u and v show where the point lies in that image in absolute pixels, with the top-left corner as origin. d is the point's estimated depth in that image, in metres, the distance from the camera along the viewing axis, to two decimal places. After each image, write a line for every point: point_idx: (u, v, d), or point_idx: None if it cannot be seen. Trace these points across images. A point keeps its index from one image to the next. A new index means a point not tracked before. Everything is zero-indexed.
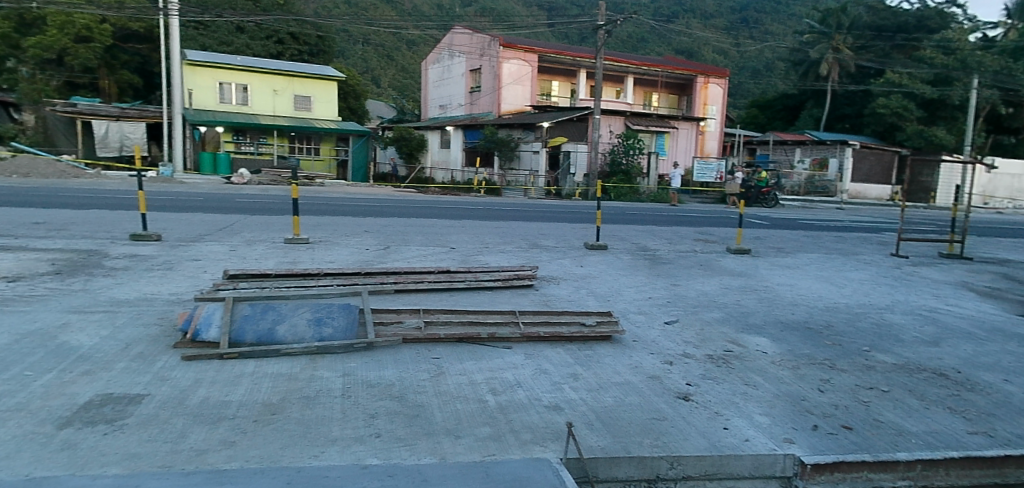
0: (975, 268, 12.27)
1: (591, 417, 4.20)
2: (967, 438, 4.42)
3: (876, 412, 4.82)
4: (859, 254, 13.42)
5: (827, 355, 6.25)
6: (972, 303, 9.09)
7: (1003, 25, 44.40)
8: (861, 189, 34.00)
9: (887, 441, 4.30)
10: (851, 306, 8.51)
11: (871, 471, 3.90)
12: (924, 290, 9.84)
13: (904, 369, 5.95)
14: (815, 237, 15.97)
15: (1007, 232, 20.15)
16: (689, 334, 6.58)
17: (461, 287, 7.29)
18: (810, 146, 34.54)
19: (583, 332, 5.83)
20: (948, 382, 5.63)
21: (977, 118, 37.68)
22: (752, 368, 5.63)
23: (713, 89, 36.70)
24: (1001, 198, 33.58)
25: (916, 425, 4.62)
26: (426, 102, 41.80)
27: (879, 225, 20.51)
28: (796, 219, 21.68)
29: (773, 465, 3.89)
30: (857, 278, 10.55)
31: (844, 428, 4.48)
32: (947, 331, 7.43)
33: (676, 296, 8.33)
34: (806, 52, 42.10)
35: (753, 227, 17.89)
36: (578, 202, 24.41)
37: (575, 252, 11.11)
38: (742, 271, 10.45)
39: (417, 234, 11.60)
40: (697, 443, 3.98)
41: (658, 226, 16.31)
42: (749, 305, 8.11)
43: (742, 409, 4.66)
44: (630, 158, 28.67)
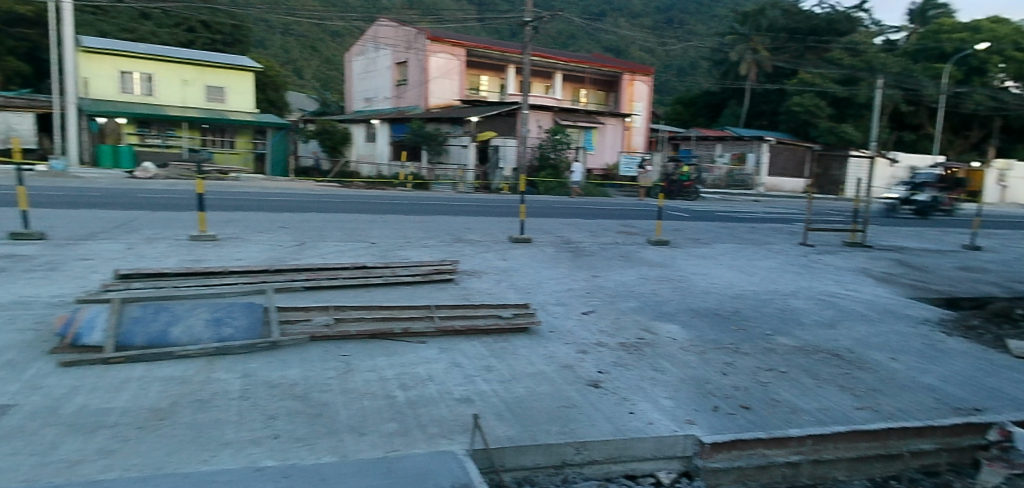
0: (874, 255, 13.18)
1: (502, 408, 4.23)
2: (853, 413, 4.74)
3: (773, 392, 5.09)
4: (770, 243, 14.13)
5: (732, 339, 6.56)
6: (868, 288, 9.76)
7: (904, 29, 47.38)
8: (779, 183, 35.55)
9: (780, 418, 4.55)
10: (758, 292, 8.95)
11: (766, 447, 4.10)
12: (826, 276, 10.48)
13: (802, 350, 6.32)
14: (732, 228, 16.66)
15: (907, 221, 21.56)
16: (605, 324, 6.73)
17: (378, 283, 7.18)
18: (730, 142, 36.05)
19: (500, 324, 5.86)
20: (841, 362, 6.02)
21: (882, 116, 40.22)
22: (661, 354, 5.84)
23: (638, 86, 37.55)
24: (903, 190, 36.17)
25: (809, 402, 4.91)
26: (351, 94, 40.83)
27: (792, 216, 21.60)
28: (716, 212, 22.52)
29: (675, 446, 4.05)
30: (766, 265, 11.14)
31: (742, 408, 4.71)
32: (844, 315, 7.94)
33: (594, 287, 8.51)
34: (726, 52, 43.81)
35: (675, 219, 18.45)
36: (504, 196, 24.46)
37: (498, 246, 11.14)
38: (661, 262, 10.80)
39: (336, 229, 11.33)
40: (603, 428, 4.08)
41: (581, 219, 16.61)
42: (663, 294, 8.39)
43: (649, 393, 4.82)
44: (558, 153, 29.00)
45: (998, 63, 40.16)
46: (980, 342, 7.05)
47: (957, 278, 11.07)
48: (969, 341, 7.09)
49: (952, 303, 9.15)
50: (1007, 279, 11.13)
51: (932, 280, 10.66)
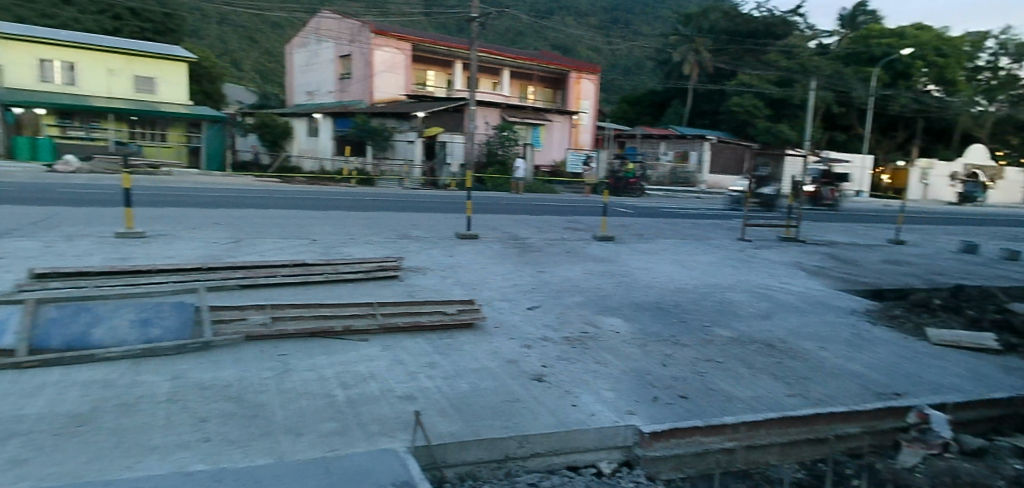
0: (807, 250, 13.73)
1: (444, 404, 4.20)
2: (785, 400, 4.93)
3: (710, 382, 5.24)
4: (711, 238, 14.54)
5: (673, 331, 6.72)
6: (801, 280, 10.17)
7: (836, 34, 49.45)
8: (721, 180, 36.34)
9: (716, 407, 4.70)
10: (698, 286, 9.20)
11: (703, 435, 4.22)
12: (762, 270, 10.86)
13: (739, 341, 6.53)
14: (674, 224, 17.05)
15: (838, 218, 22.51)
16: (550, 318, 6.79)
17: (318, 280, 7.02)
18: (674, 140, 36.77)
19: (444, 320, 5.82)
20: (774, 351, 6.26)
21: (816, 117, 41.80)
22: (604, 347, 5.92)
23: (585, 85, 37.89)
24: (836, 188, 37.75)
25: (743, 391, 5.08)
26: (292, 88, 39.74)
27: (731, 213, 22.24)
28: (659, 208, 22.96)
29: (616, 436, 4.11)
30: (706, 260, 11.46)
31: (681, 398, 4.83)
32: (777, 306, 8.25)
33: (540, 282, 8.56)
34: (670, 53, 44.75)
35: (620, 215, 18.73)
36: (451, 193, 24.28)
37: (444, 242, 11.06)
38: (605, 257, 10.95)
39: (276, 226, 11.01)
40: (546, 421, 4.11)
41: (528, 215, 16.66)
42: (607, 289, 8.51)
43: (591, 385, 4.88)
44: (506, 149, 28.96)
45: (921, 68, 42.35)
46: (902, 330, 7.45)
47: (883, 270, 11.64)
48: (892, 329, 7.48)
49: (878, 294, 9.63)
50: (928, 271, 11.78)
51: (859, 273, 11.18)
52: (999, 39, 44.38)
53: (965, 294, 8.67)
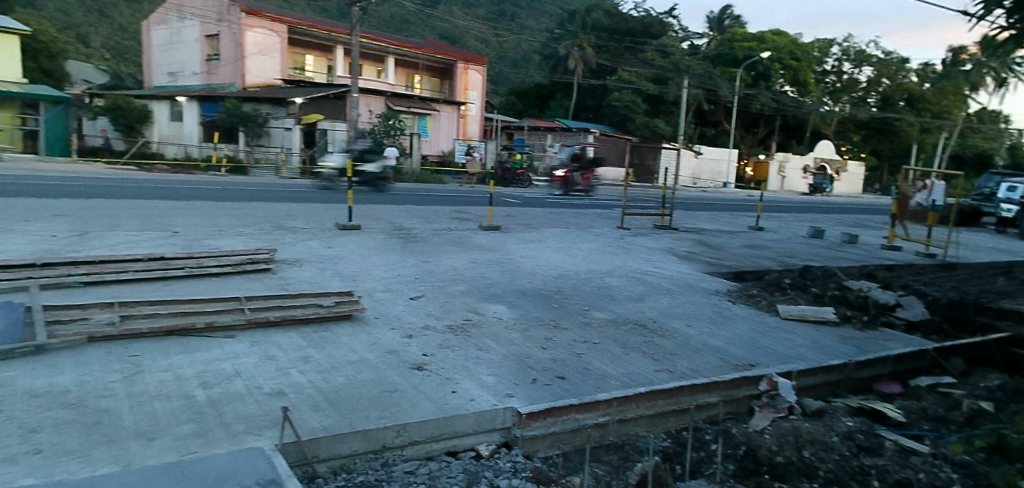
0: (680, 237, 14.59)
1: (318, 398, 4.04)
2: (654, 376, 5.22)
3: (586, 362, 5.45)
4: (592, 227, 15.05)
5: (553, 315, 6.91)
6: (673, 265, 10.82)
7: (706, 36, 52.68)
8: (609, 170, 37.61)
9: (591, 385, 4.88)
10: (579, 272, 9.52)
11: (578, 412, 4.38)
12: (639, 256, 11.42)
13: (614, 323, 6.83)
14: (559, 214, 17.45)
15: (709, 207, 24.09)
16: (432, 307, 6.74)
17: (179, 275, 6.54)
18: (559, 132, 37.67)
19: (320, 313, 5.59)
20: (645, 331, 6.60)
21: (688, 112, 44.32)
22: (486, 334, 5.96)
23: (472, 76, 37.68)
24: (707, 180, 40.44)
25: (616, 369, 5.32)
26: (150, 68, 36.55)
27: (612, 203, 23.09)
28: (545, 199, 23.38)
29: (495, 418, 4.17)
30: (587, 247, 11.85)
31: (558, 378, 4.97)
32: (651, 289, 8.71)
33: (424, 272, 8.48)
34: (555, 47, 45.66)
35: (506, 205, 18.92)
36: (332, 183, 23.36)
37: (323, 233, 10.66)
38: (491, 246, 11.04)
39: (132, 217, 10.11)
40: (425, 408, 4.07)
41: (414, 206, 16.39)
42: (492, 277, 8.58)
43: (472, 372, 4.90)
44: (392, 139, 28.42)
45: (778, 70, 46.17)
46: (757, 307, 8.13)
47: (745, 254, 12.61)
48: (749, 307, 8.15)
49: (739, 275, 10.43)
50: (783, 254, 12.91)
51: (724, 257, 12.04)
52: (842, 46, 49.43)
53: (811, 274, 9.61)
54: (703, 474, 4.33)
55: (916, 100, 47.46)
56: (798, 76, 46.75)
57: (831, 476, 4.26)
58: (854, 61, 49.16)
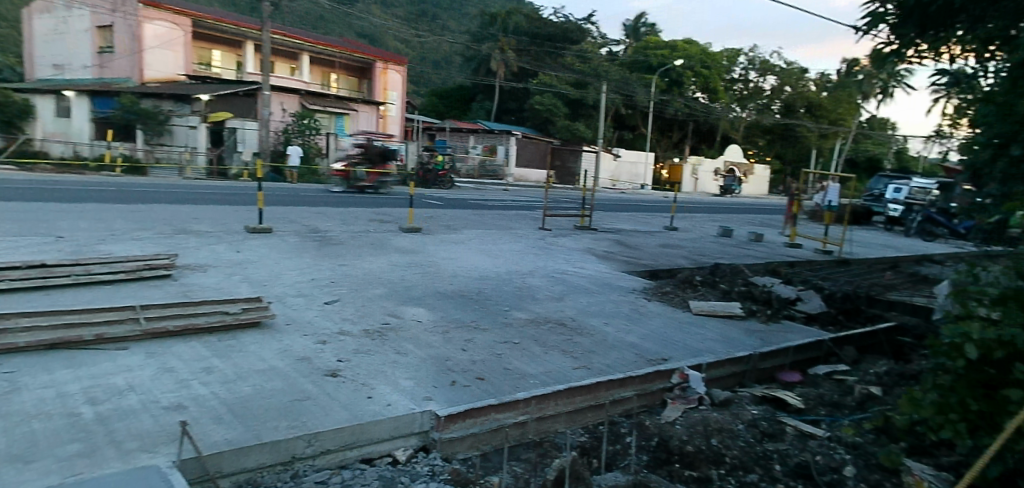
0: (599, 237, 14.90)
1: (222, 411, 3.82)
2: (572, 373, 5.30)
3: (505, 361, 5.46)
4: (514, 228, 15.11)
5: (473, 317, 6.88)
6: (591, 264, 11.04)
7: (624, 42, 53.93)
8: (529, 171, 38.11)
9: (511, 384, 4.89)
10: (500, 273, 9.52)
11: (496, 412, 4.39)
12: (560, 256, 11.58)
13: (533, 322, 6.88)
14: (481, 215, 17.42)
15: (627, 208, 24.78)
16: (349, 312, 6.55)
17: (65, 283, 6.06)
18: (482, 134, 37.45)
19: (225, 321, 5.31)
20: (565, 329, 6.69)
21: (608, 116, 45.35)
22: (404, 337, 5.86)
23: (392, 76, 37.01)
24: (625, 182, 41.59)
25: (536, 368, 5.35)
26: (34, 59, 33.68)
27: (534, 204, 23.27)
28: (467, 200, 23.27)
29: (412, 423, 4.10)
30: (509, 248, 11.88)
31: (478, 379, 4.95)
32: (570, 289, 8.84)
33: (339, 276, 8.23)
34: (476, 49, 45.63)
35: (427, 206, 18.69)
36: (242, 184, 22.36)
37: (231, 237, 10.15)
38: (411, 248, 10.86)
39: (11, 222, 9.27)
40: (339, 415, 3.95)
41: (331, 208, 15.89)
42: (411, 279, 8.44)
43: (389, 376, 4.79)
44: (307, 138, 27.60)
45: (690, 77, 48.15)
46: (671, 304, 8.41)
47: (659, 253, 13.02)
48: (663, 304, 8.42)
49: (654, 274, 10.76)
50: (695, 253, 13.44)
51: (641, 257, 12.38)
52: (748, 56, 52.03)
53: (720, 272, 10.04)
54: (618, 466, 4.42)
55: (815, 107, 50.67)
56: (708, 83, 48.85)
57: (738, 462, 4.47)
58: (759, 70, 51.86)
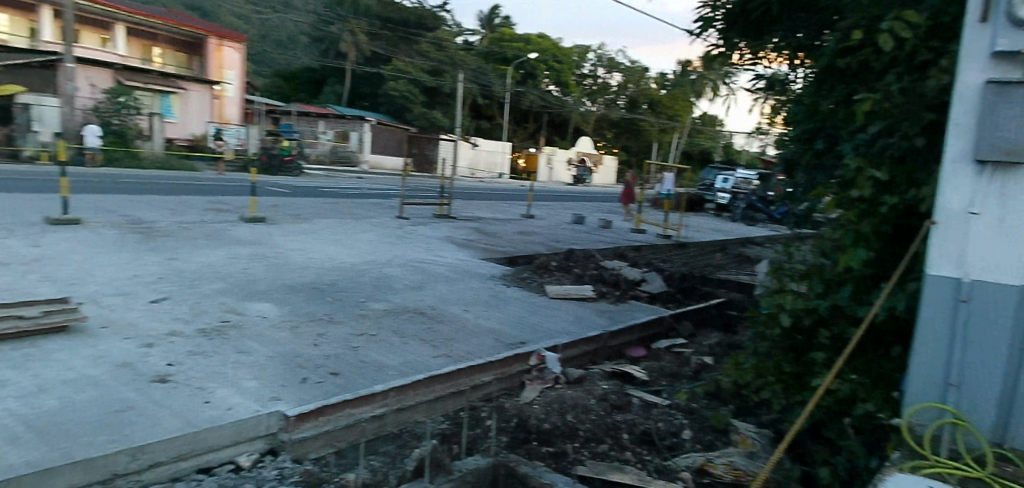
0: (457, 225, 14.89)
1: (19, 430, 3.32)
2: (431, 362, 5.25)
3: (361, 354, 5.28)
4: (369, 217, 14.68)
5: (326, 310, 6.58)
6: (450, 253, 11.01)
7: (479, 33, 54.00)
8: (386, 160, 37.18)
9: (367, 377, 4.75)
10: (356, 263, 9.20)
11: (352, 407, 4.23)
12: (417, 245, 11.43)
13: (391, 313, 6.74)
14: (333, 204, 16.73)
15: (484, 196, 25.08)
16: (180, 310, 5.98)
17: None
18: (333, 119, 36.24)
19: (20, 328, 4.62)
20: (424, 318, 6.63)
21: (464, 105, 45.34)
22: (248, 335, 5.47)
23: (228, 53, 33.39)
24: (483, 171, 42.03)
25: (394, 359, 5.24)
26: None
27: (390, 192, 22.75)
28: (317, 188, 22.25)
29: (258, 426, 3.81)
30: (364, 238, 11.51)
31: (331, 374, 4.74)
32: (429, 277, 8.76)
33: (169, 271, 7.50)
34: (326, 30, 43.48)
35: (274, 195, 17.58)
36: (41, 169, 19.46)
37: (30, 231, 8.84)
38: (253, 240, 10.15)
39: None
40: (169, 425, 3.58)
41: (159, 197, 14.41)
42: (254, 273, 7.90)
43: (230, 377, 4.44)
44: (124, 118, 24.94)
45: (543, 71, 50.22)
46: (528, 289, 8.63)
47: (517, 241, 13.29)
48: (520, 289, 8.61)
49: (512, 260, 10.96)
50: (549, 239, 13.87)
51: (498, 244, 12.58)
52: (596, 53, 54.56)
53: (573, 257, 10.44)
54: (479, 449, 4.45)
55: (656, 104, 54.46)
56: (560, 77, 50.91)
57: (590, 434, 4.68)
58: (606, 67, 54.68)
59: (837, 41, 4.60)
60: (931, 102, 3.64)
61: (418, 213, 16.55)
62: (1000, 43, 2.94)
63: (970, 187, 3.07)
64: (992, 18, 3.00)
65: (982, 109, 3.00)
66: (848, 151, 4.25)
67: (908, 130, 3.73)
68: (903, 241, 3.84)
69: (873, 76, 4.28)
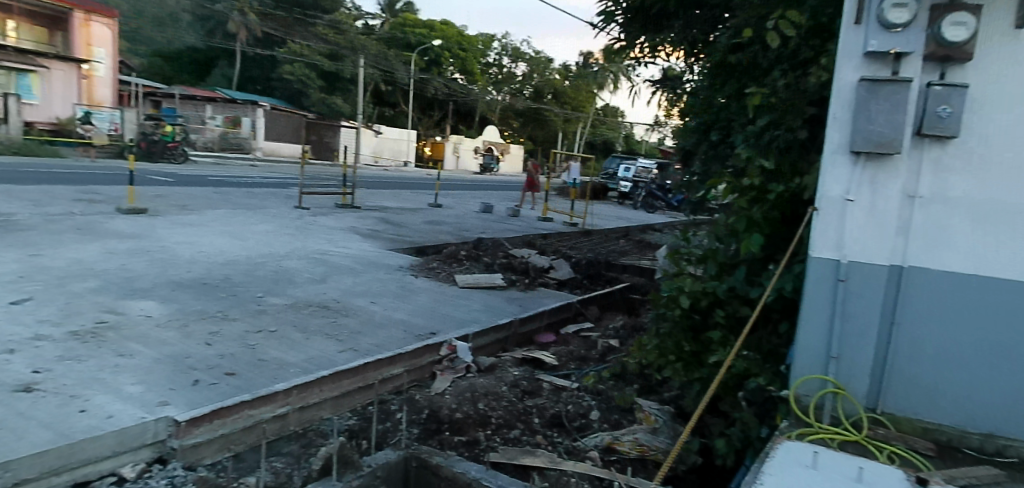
0: (362, 215, 14.47)
1: None
2: (337, 356, 5.08)
3: (260, 352, 5.01)
4: (265, 207, 13.97)
5: (219, 307, 6.20)
6: (354, 243, 10.68)
7: (380, 16, 52.48)
8: (282, 147, 35.72)
9: (267, 376, 4.51)
10: (251, 257, 8.73)
11: (251, 408, 4.01)
12: (319, 236, 11.00)
13: (292, 307, 6.45)
14: (225, 193, 15.80)
15: (389, 185, 24.54)
16: (48, 312, 5.43)
17: None
18: (221, 104, 33.93)
19: None
20: (328, 312, 6.39)
21: (365, 92, 44.15)
22: (129, 336, 5.05)
23: (96, 29, 30.25)
24: (387, 159, 41.14)
25: (297, 356, 5.02)
26: None
27: (287, 181, 21.75)
28: (205, 177, 20.90)
29: (143, 434, 3.53)
30: (260, 229, 10.94)
31: (228, 375, 4.46)
32: (332, 269, 8.45)
33: (32, 269, 6.78)
34: (213, 9, 40.79)
35: (156, 184, 16.34)
36: None
37: None
38: (133, 233, 9.38)
39: None
40: (37, 438, 3.24)
41: (19, 186, 13.02)
42: (136, 269, 7.31)
43: (110, 383, 4.09)
44: None
45: (448, 58, 49.66)
46: (437, 279, 8.52)
47: (424, 230, 13.10)
48: (429, 279, 8.49)
49: (420, 251, 10.78)
50: (457, 228, 13.78)
51: (405, 234, 12.33)
52: (501, 42, 54.60)
53: (482, 246, 10.42)
54: (389, 443, 4.34)
55: (560, 94, 55.32)
56: (465, 66, 50.68)
57: (502, 421, 4.70)
58: (511, 56, 54.87)
59: (729, 37, 4.83)
60: (812, 97, 3.89)
61: (318, 202, 15.97)
62: (871, 44, 3.14)
63: (847, 176, 3.29)
64: (864, 20, 3.19)
65: (856, 104, 3.20)
66: (739, 141, 4.49)
67: (791, 123, 3.96)
68: (790, 227, 4.10)
69: (760, 72, 4.52)
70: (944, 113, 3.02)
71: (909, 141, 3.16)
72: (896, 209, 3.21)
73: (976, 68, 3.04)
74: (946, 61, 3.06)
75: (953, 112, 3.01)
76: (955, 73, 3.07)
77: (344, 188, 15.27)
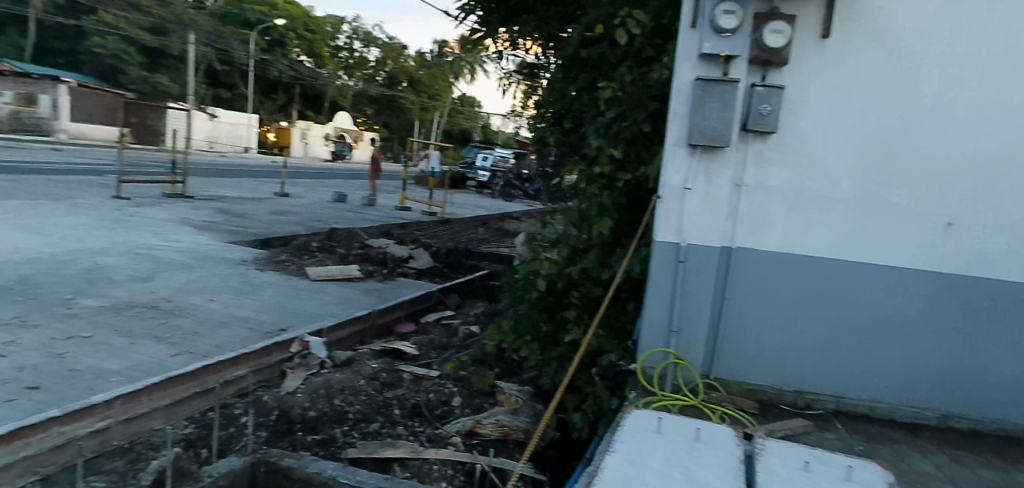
0: (197, 205, 13.23)
1: None
2: (170, 360, 4.61)
3: (73, 361, 4.41)
4: (77, 197, 12.28)
5: (16, 312, 5.35)
6: (187, 236, 9.74)
7: None
8: (93, 131, 31.93)
9: (82, 387, 3.97)
10: (57, 254, 7.62)
11: (62, 424, 3.52)
12: (144, 229, 9.89)
13: (112, 309, 5.74)
14: (22, 181, 13.63)
15: (229, 173, 22.70)
16: None
17: None
18: (9, 77, 28.55)
19: None
20: (158, 312, 5.78)
21: (196, 71, 40.58)
22: None
23: None
24: (224, 144, 38.09)
25: (119, 362, 4.48)
26: None
27: (105, 167, 19.28)
28: None
29: None
30: (69, 222, 9.59)
31: (29, 389, 3.87)
32: (161, 265, 7.66)
33: None
34: None
35: None
36: None
37: None
38: None
39: None
40: None
41: None
42: None
43: None
44: None
45: (293, 39, 46.92)
46: (286, 272, 8.05)
47: (270, 221, 12.28)
48: (276, 273, 7.98)
49: (266, 243, 10.10)
50: (308, 218, 13.09)
51: (249, 225, 11.48)
52: (351, 26, 52.47)
53: (336, 236, 10.01)
54: (233, 449, 4.03)
55: (416, 82, 54.08)
56: (312, 49, 48.23)
57: (360, 415, 4.57)
58: (363, 41, 52.93)
59: (579, 32, 5.07)
60: (655, 92, 4.20)
61: (143, 190, 14.38)
62: (705, 46, 3.48)
63: (685, 166, 3.61)
64: (699, 24, 3.53)
65: (693, 100, 3.52)
66: (590, 131, 4.74)
67: (637, 116, 4.25)
68: (636, 212, 4.42)
69: (608, 67, 4.80)
70: (765, 111, 3.41)
71: (736, 135, 3.54)
72: (727, 196, 3.58)
73: (791, 72, 3.48)
74: (766, 65, 3.47)
75: (772, 111, 3.42)
76: (774, 75, 3.50)
77: (175, 172, 13.88)
